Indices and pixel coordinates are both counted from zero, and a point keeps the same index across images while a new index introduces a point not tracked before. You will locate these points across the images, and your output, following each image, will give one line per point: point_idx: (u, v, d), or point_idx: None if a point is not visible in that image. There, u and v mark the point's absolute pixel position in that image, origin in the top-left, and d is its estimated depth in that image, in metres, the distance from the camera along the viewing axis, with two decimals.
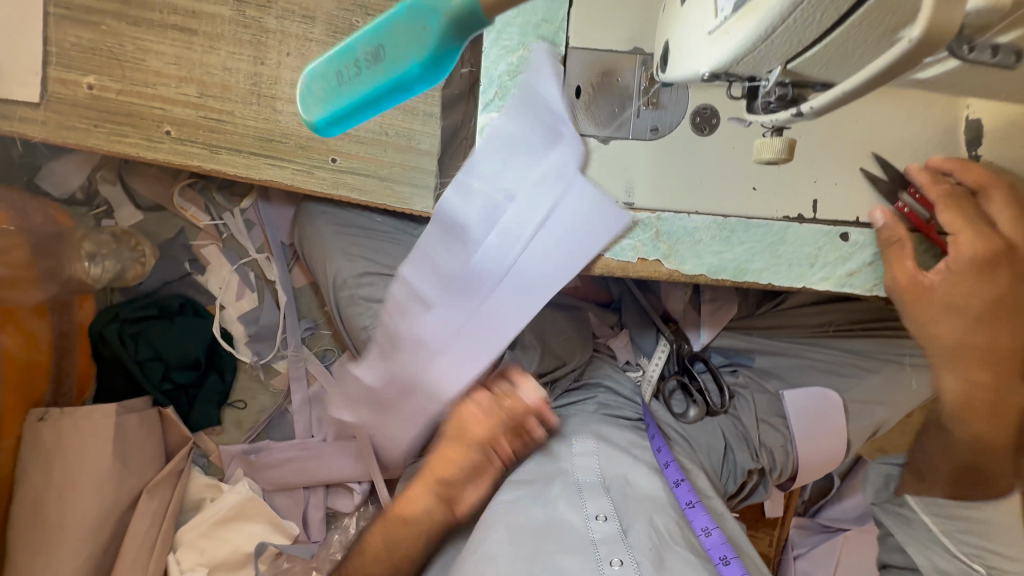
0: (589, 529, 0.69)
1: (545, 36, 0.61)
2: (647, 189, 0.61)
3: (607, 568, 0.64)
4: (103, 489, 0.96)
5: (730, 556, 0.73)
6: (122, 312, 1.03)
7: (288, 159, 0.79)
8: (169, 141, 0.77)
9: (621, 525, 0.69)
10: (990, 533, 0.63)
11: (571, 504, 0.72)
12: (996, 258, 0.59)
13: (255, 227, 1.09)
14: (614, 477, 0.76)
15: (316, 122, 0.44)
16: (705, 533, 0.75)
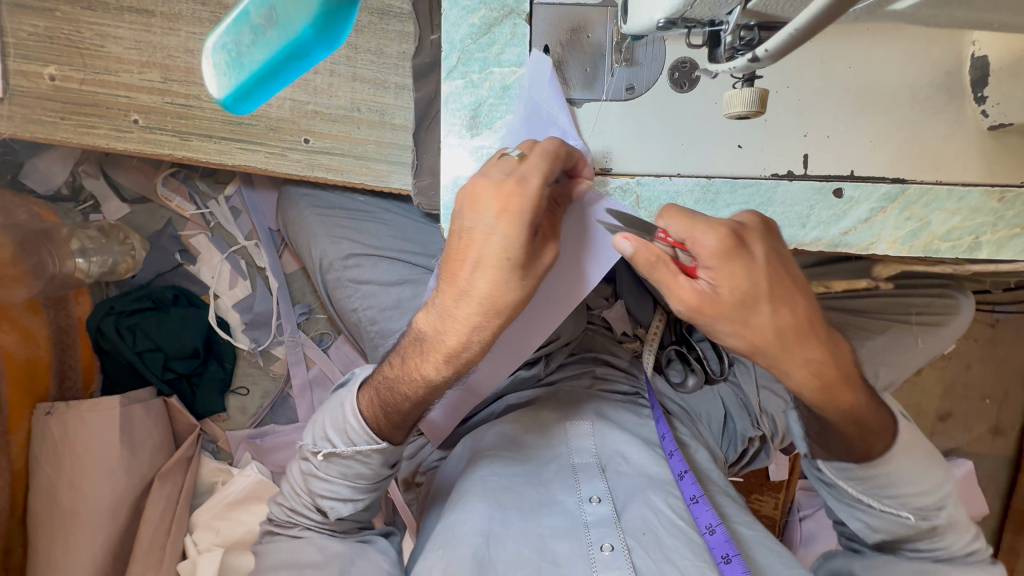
0: (581, 510, 0.70)
1: None
2: (626, 153, 0.58)
3: (597, 553, 0.65)
4: (115, 477, 0.99)
5: (731, 555, 0.65)
6: (117, 305, 1.04)
7: (260, 142, 0.77)
8: (138, 130, 0.76)
9: (615, 507, 0.70)
10: (894, 484, 0.64)
11: (565, 486, 0.73)
12: (731, 242, 0.51)
13: (241, 214, 1.08)
14: (609, 456, 0.77)
15: (223, 100, 0.38)
16: (709, 532, 0.67)
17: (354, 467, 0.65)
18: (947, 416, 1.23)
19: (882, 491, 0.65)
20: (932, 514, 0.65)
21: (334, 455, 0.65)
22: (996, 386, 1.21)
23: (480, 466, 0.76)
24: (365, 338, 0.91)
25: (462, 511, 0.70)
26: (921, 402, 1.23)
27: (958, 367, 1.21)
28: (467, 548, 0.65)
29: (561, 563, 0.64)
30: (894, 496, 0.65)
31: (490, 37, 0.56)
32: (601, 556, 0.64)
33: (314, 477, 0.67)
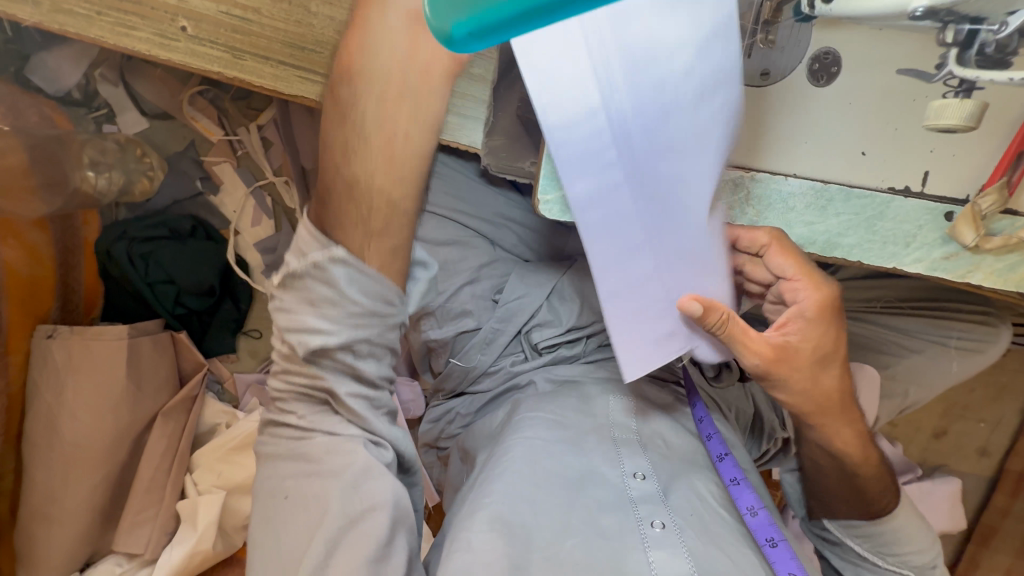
0: (624, 485, 0.68)
1: None
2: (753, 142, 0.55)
3: (648, 529, 0.63)
4: (118, 410, 0.94)
5: (777, 538, 0.68)
6: (131, 229, 0.96)
7: (323, 73, 0.70)
8: (185, 39, 0.67)
9: (660, 486, 0.68)
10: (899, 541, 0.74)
11: (607, 458, 0.70)
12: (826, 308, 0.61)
13: (273, 147, 0.99)
14: (649, 435, 0.76)
15: (449, 30, 0.33)
16: (750, 513, 0.71)
17: (317, 289, 0.54)
18: (942, 433, 1.28)
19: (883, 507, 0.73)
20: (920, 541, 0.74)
21: (290, 276, 0.55)
22: (992, 411, 1.27)
23: (524, 428, 0.74)
24: None
25: (511, 469, 0.67)
26: (919, 418, 1.28)
27: (961, 391, 1.26)
28: (516, 515, 0.62)
29: (609, 536, 0.62)
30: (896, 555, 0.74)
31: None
32: (652, 532, 0.62)
33: (279, 311, 0.57)
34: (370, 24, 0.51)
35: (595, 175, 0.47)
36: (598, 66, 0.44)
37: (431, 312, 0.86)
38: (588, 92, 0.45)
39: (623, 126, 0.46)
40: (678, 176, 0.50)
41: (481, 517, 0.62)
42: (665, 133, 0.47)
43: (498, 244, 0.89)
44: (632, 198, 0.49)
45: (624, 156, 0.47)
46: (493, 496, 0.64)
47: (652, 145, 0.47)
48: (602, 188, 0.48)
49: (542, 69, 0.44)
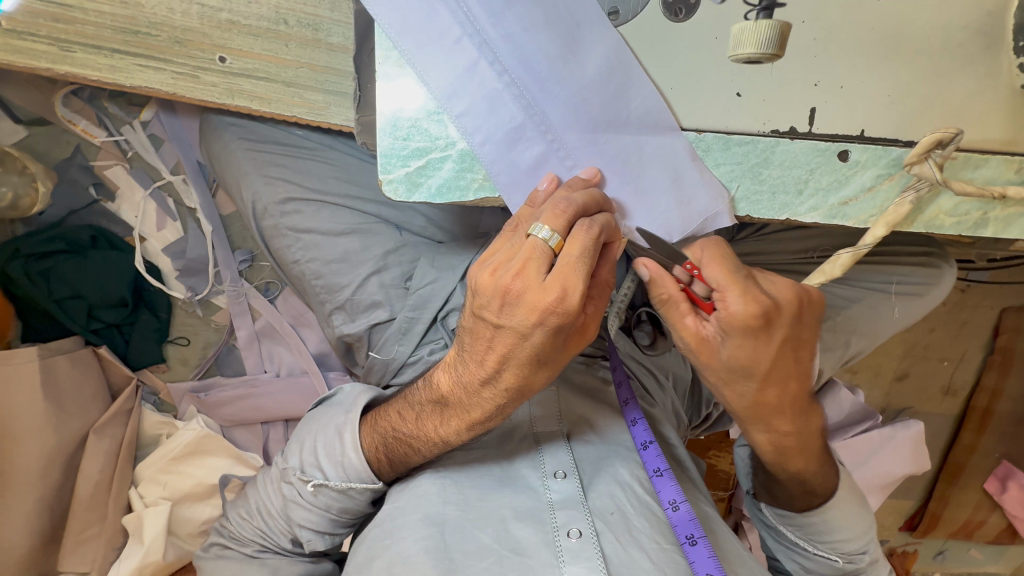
0: (545, 487, 0.66)
1: None
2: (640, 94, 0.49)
3: (564, 539, 0.61)
4: (42, 433, 0.92)
5: (696, 536, 0.65)
6: (23, 247, 0.91)
7: (165, 59, 0.63)
8: (1, 34, 0.60)
9: (581, 483, 0.66)
10: (835, 529, 0.68)
11: (531, 463, 0.69)
12: (764, 317, 0.50)
13: (164, 144, 0.93)
14: (574, 422, 0.74)
15: None
16: (672, 508, 0.67)
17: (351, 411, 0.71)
18: (904, 376, 1.25)
19: (818, 537, 0.69)
20: (856, 558, 0.69)
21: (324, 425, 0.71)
22: (956, 348, 1.22)
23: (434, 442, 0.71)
24: (310, 293, 0.84)
25: (421, 497, 0.65)
26: (881, 363, 1.24)
27: (922, 331, 1.21)
28: (418, 543, 0.60)
29: (525, 552, 0.60)
30: (826, 541, 0.69)
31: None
32: (568, 543, 0.61)
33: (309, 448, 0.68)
34: None
35: (481, 100, 0.49)
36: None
37: (341, 307, 0.82)
38: (446, 25, 0.48)
39: (491, 46, 0.48)
40: (574, 79, 0.49)
41: (379, 562, 0.61)
42: (545, 36, 0.48)
43: (405, 227, 0.83)
44: (525, 112, 0.49)
45: (506, 75, 0.49)
46: (400, 526, 0.62)
47: (530, 54, 0.49)
48: (495, 124, 0.49)
49: (402, 18, 0.48)
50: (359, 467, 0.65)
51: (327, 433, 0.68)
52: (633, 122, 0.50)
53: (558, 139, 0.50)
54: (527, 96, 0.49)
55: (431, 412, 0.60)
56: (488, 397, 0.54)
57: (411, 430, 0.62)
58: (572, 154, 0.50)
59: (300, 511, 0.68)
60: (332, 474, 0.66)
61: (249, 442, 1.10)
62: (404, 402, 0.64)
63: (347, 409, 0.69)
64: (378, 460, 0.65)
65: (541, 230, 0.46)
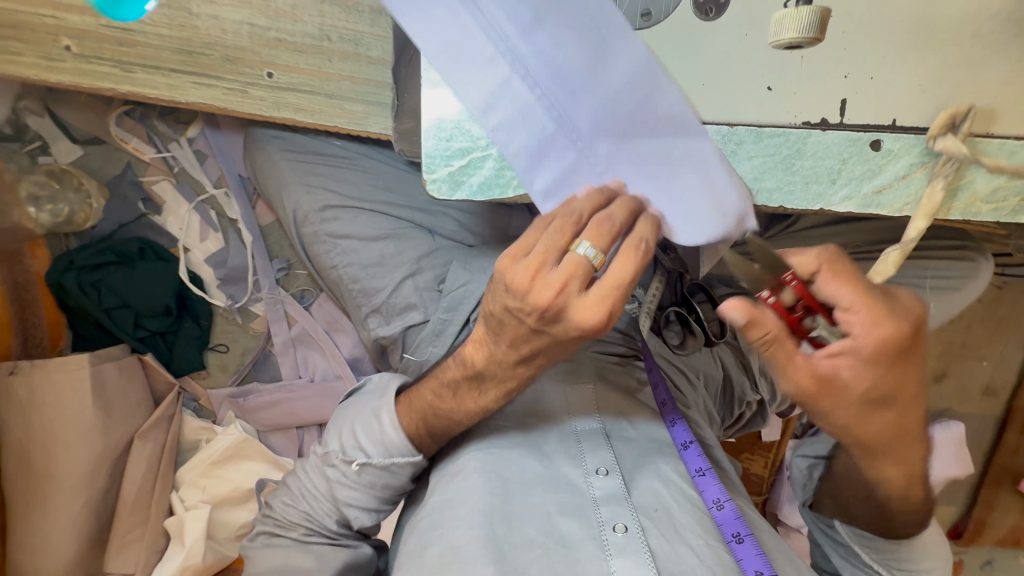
0: (588, 484, 0.67)
1: None
2: None
3: (609, 534, 0.62)
4: (91, 438, 0.96)
5: (743, 534, 0.65)
6: (77, 258, 0.96)
7: (217, 76, 0.67)
8: (71, 59, 0.65)
9: (624, 480, 0.67)
10: (914, 557, 0.67)
11: (570, 459, 0.70)
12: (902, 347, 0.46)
13: (208, 159, 0.98)
14: (608, 423, 0.74)
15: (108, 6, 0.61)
16: (717, 507, 0.67)
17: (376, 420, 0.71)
18: (942, 376, 1.22)
19: (897, 565, 0.67)
20: None
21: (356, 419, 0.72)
22: (995, 347, 1.19)
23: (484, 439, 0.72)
24: (347, 297, 0.87)
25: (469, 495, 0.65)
26: None
27: (958, 328, 1.19)
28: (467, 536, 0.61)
29: (572, 546, 0.61)
30: (906, 569, 0.68)
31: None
32: (613, 538, 0.61)
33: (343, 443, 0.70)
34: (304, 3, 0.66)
35: (514, 112, 0.51)
36: (480, 12, 0.49)
37: (377, 309, 0.85)
38: (479, 40, 0.50)
39: (522, 60, 0.50)
40: (603, 89, 0.50)
41: (430, 556, 0.62)
42: (574, 49, 0.49)
43: (437, 232, 0.86)
44: (556, 125, 0.51)
45: (539, 88, 0.51)
46: (450, 521, 0.64)
47: (560, 66, 0.50)
48: (527, 131, 0.51)
49: (438, 32, 0.50)
50: (388, 454, 0.66)
51: (363, 420, 0.69)
52: (667, 133, 0.50)
53: (587, 146, 0.52)
54: (557, 107, 0.51)
55: (466, 387, 0.61)
56: (510, 367, 0.57)
57: (442, 407, 0.64)
58: (602, 160, 0.52)
59: (345, 490, 0.69)
60: (376, 455, 0.67)
61: (284, 446, 1.13)
62: (433, 380, 0.65)
63: (378, 397, 0.71)
64: (417, 437, 0.67)
65: (585, 248, 0.46)
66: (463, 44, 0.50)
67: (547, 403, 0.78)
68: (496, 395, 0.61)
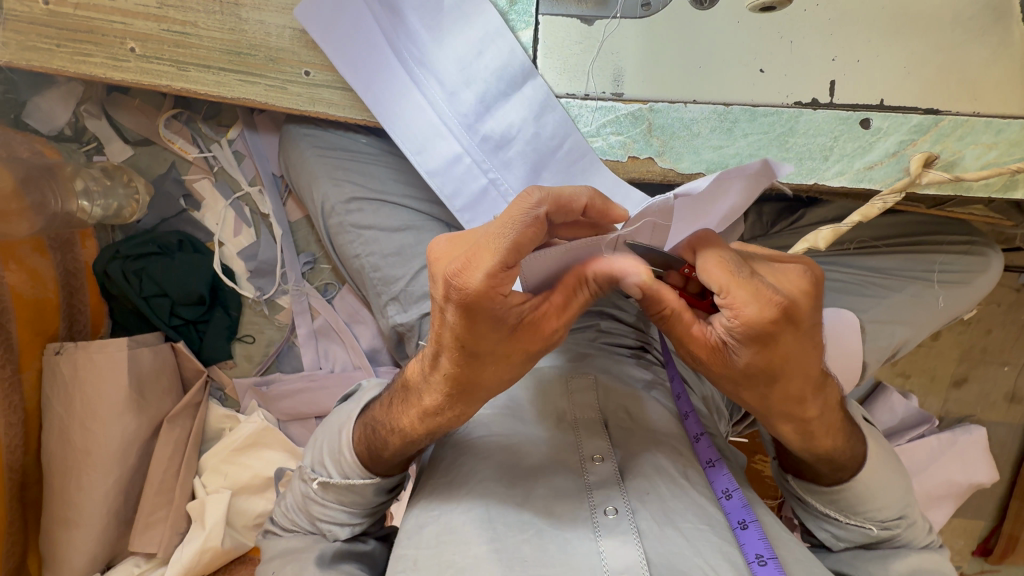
0: (584, 469, 0.69)
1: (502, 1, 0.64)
2: (639, 75, 0.59)
3: (602, 517, 0.64)
4: (124, 419, 1.01)
5: (748, 520, 0.66)
6: (122, 249, 1.04)
7: (260, 74, 0.74)
8: (135, 59, 0.74)
9: (618, 467, 0.69)
10: (870, 498, 0.67)
11: (570, 445, 0.71)
12: (766, 329, 0.47)
13: (244, 159, 1.06)
14: (613, 411, 0.76)
15: None
16: (726, 497, 0.69)
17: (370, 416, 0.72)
18: (963, 382, 1.20)
19: (853, 509, 0.68)
20: (892, 524, 0.69)
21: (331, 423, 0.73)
22: (1017, 352, 1.17)
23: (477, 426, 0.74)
24: (368, 286, 0.92)
25: (469, 470, 0.69)
26: (936, 367, 1.19)
27: (978, 332, 1.17)
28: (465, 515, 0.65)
29: (563, 527, 0.64)
30: (860, 513, 0.68)
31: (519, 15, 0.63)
32: (604, 519, 0.64)
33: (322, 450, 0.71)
34: None
35: (451, 165, 0.67)
36: (426, 94, 0.67)
37: (396, 297, 0.89)
38: (427, 111, 0.67)
39: (461, 127, 0.66)
40: (521, 147, 0.64)
41: (428, 533, 0.65)
42: (501, 120, 0.64)
43: (455, 226, 0.90)
44: (502, 193, 0.66)
45: (473, 147, 0.66)
46: (452, 500, 0.67)
47: (489, 131, 0.65)
48: (455, 175, 0.67)
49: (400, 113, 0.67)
50: (354, 454, 0.67)
51: (332, 432, 0.71)
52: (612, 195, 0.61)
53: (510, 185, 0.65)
54: (483, 158, 0.66)
55: (399, 400, 0.62)
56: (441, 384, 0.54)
57: (382, 418, 0.64)
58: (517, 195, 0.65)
59: (317, 507, 0.70)
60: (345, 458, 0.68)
61: (303, 436, 1.16)
62: (387, 391, 0.66)
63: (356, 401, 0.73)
64: (360, 448, 0.66)
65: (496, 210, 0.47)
66: (423, 112, 0.67)
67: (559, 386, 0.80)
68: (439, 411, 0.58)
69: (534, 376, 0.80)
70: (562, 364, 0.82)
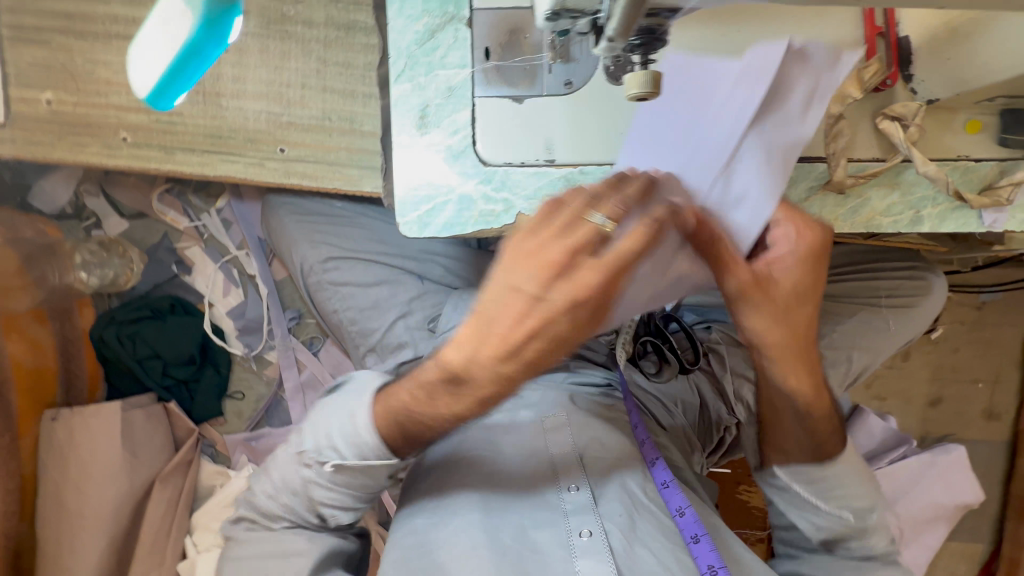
0: (560, 499, 0.71)
1: (414, 79, 0.61)
2: (569, 143, 0.61)
3: (577, 540, 0.67)
4: (116, 479, 1.04)
5: (700, 535, 0.69)
6: (116, 315, 1.10)
7: (239, 154, 0.82)
8: (127, 147, 0.82)
9: (593, 494, 0.71)
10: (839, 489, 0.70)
11: (544, 477, 0.73)
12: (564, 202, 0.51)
13: (232, 225, 1.13)
14: (585, 442, 0.76)
15: (147, 96, 0.48)
16: (680, 514, 0.71)
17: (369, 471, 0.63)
18: (938, 401, 1.22)
19: (830, 494, 0.70)
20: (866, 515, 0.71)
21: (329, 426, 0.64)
22: (987, 369, 1.20)
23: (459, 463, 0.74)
24: (348, 339, 0.97)
25: (451, 506, 0.70)
26: (910, 388, 1.22)
27: (946, 351, 1.20)
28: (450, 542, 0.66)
29: (541, 551, 0.66)
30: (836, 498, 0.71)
31: (434, 117, 0.61)
32: (580, 542, 0.66)
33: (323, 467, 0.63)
34: (309, 93, 0.81)
35: None
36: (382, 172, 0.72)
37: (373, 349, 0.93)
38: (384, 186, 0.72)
39: None
40: None
41: (415, 560, 0.66)
42: None
43: (427, 277, 0.95)
44: None
45: None
46: (434, 540, 0.67)
47: None
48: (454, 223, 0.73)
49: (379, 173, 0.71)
50: (375, 442, 0.61)
51: (337, 420, 0.63)
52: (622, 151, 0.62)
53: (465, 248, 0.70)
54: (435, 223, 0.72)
55: (443, 391, 0.56)
56: (484, 358, 0.52)
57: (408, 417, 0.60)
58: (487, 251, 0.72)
59: (321, 491, 0.65)
60: (347, 451, 0.62)
61: None
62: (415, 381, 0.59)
63: (358, 396, 0.64)
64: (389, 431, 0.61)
65: (600, 219, 0.49)
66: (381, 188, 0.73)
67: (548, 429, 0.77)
68: (469, 403, 0.55)
69: (508, 407, 0.82)
70: (534, 400, 0.82)
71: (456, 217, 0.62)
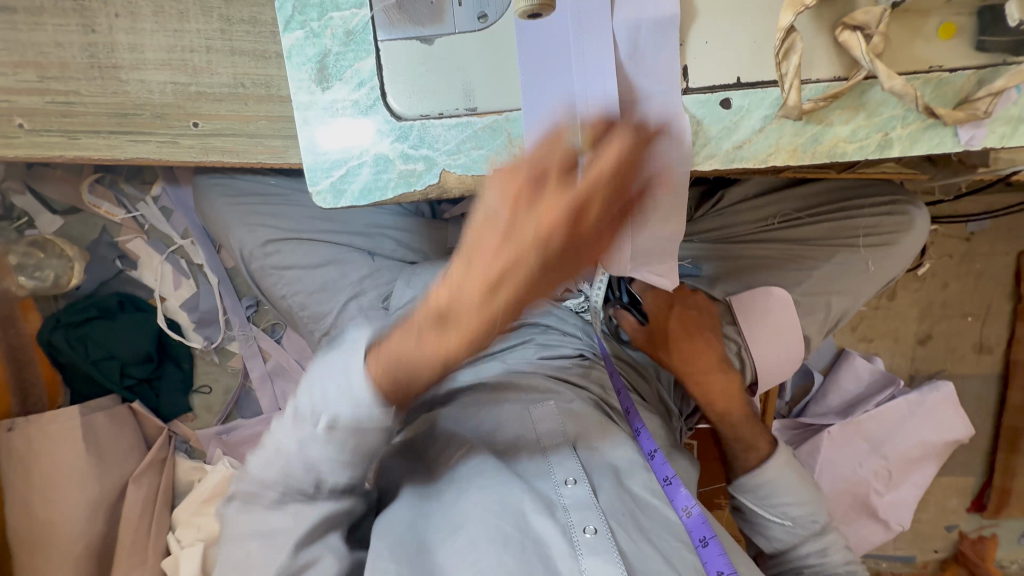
0: (558, 494, 0.62)
1: (310, 28, 0.54)
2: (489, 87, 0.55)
3: (580, 536, 0.59)
4: (85, 484, 1.01)
5: (708, 537, 0.66)
6: (62, 317, 1.04)
7: (149, 132, 0.75)
8: (25, 134, 0.74)
9: (592, 488, 0.63)
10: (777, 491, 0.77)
11: (537, 472, 0.64)
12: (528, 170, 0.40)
13: (173, 213, 1.08)
14: (577, 432, 0.69)
15: None
16: (686, 514, 0.67)
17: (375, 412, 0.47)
18: (927, 339, 1.18)
19: (768, 501, 0.77)
20: (806, 524, 0.76)
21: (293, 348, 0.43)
22: (977, 302, 1.15)
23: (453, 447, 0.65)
24: (301, 325, 0.92)
25: (454, 511, 0.59)
26: (897, 328, 1.17)
27: (935, 287, 1.15)
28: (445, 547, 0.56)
29: (545, 548, 0.58)
30: (774, 506, 0.77)
31: (336, 69, 0.55)
32: (584, 539, 0.59)
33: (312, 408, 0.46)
34: (217, 57, 0.73)
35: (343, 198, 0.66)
36: None
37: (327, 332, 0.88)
38: None
39: None
40: None
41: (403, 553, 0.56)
42: None
43: (377, 253, 0.90)
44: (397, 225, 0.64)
45: None
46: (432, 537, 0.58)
47: None
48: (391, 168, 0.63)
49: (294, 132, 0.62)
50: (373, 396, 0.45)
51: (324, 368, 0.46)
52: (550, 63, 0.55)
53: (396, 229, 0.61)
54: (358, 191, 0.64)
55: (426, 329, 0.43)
56: (470, 294, 0.41)
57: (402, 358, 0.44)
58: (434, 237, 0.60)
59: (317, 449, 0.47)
60: (342, 410, 0.46)
61: None
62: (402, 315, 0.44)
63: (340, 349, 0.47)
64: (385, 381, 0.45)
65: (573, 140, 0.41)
66: None
67: (540, 416, 0.70)
68: (466, 343, 0.43)
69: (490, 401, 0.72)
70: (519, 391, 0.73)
71: (373, 181, 0.56)
